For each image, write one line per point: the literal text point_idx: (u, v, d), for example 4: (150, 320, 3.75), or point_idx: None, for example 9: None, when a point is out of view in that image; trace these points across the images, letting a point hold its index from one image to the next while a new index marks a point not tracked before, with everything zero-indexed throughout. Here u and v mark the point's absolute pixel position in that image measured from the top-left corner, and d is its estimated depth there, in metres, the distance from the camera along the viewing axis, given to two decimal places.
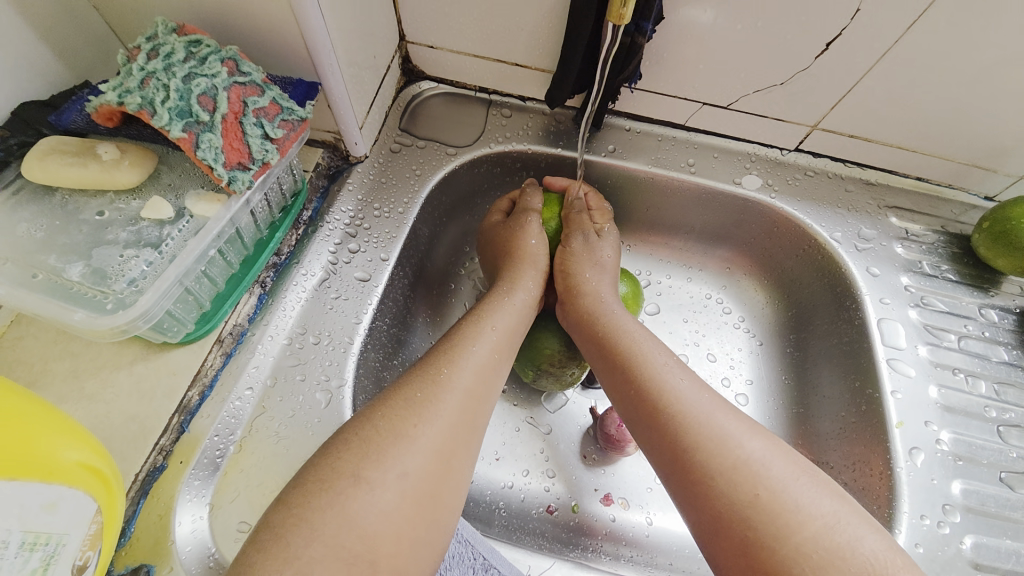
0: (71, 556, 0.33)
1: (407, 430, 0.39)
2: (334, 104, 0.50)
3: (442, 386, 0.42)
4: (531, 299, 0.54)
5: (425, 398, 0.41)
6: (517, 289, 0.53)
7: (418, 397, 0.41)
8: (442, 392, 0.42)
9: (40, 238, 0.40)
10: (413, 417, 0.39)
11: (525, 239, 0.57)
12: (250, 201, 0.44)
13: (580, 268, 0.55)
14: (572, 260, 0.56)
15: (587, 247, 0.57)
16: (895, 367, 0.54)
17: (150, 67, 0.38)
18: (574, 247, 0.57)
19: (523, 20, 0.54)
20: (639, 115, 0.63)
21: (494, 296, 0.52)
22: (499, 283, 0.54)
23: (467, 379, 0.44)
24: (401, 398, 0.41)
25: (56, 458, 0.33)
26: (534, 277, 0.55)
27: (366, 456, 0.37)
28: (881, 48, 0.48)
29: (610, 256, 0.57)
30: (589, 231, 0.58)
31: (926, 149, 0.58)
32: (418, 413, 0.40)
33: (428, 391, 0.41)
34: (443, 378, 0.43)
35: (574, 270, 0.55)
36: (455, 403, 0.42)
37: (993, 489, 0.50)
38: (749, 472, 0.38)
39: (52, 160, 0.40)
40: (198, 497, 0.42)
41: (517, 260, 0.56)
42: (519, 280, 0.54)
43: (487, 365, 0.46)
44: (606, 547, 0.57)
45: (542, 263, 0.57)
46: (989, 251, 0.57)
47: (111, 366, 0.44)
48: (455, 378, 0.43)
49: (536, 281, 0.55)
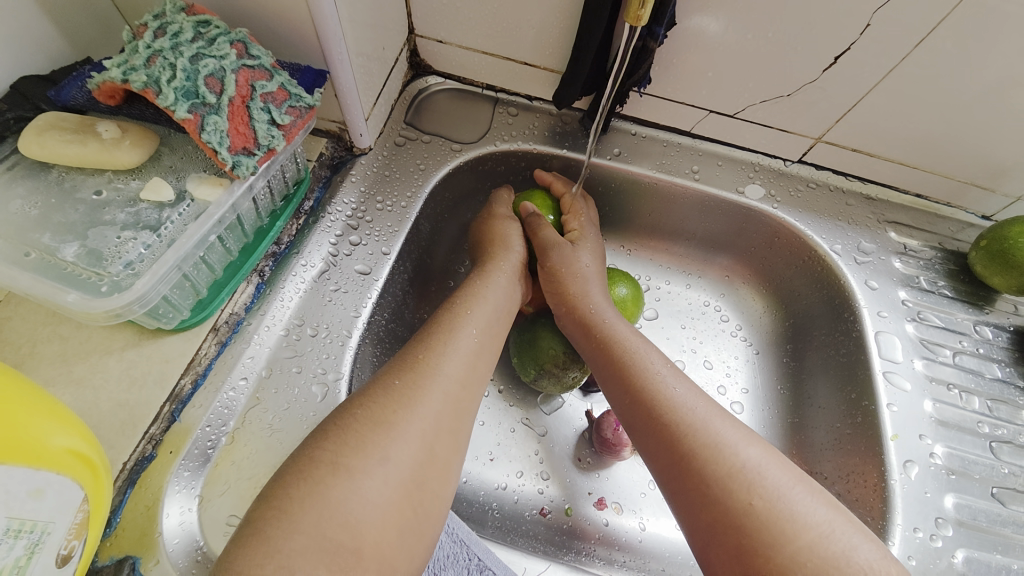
0: (56, 546, 0.32)
1: (388, 417, 0.38)
2: (341, 94, 0.49)
3: (425, 375, 0.41)
4: (508, 279, 0.53)
5: (402, 386, 0.40)
6: (491, 276, 0.53)
7: (395, 385, 0.40)
8: (424, 379, 0.41)
9: (34, 216, 0.38)
10: (393, 404, 0.39)
11: (501, 228, 0.57)
12: (253, 186, 0.44)
13: (563, 286, 0.54)
14: (555, 276, 0.54)
15: (565, 260, 0.54)
16: (891, 381, 0.54)
17: (158, 45, 0.37)
18: (553, 264, 0.54)
19: (534, 19, 0.53)
20: (645, 120, 0.63)
21: (468, 285, 0.52)
22: (473, 273, 0.54)
23: (456, 369, 0.43)
24: (381, 386, 0.40)
25: (45, 444, 0.32)
26: (509, 259, 0.55)
27: (345, 444, 0.36)
28: (889, 64, 0.49)
29: (590, 264, 0.55)
30: (561, 243, 0.55)
31: (928, 166, 0.59)
32: (398, 401, 0.39)
33: (408, 378, 0.41)
34: (424, 366, 0.42)
35: (564, 279, 0.54)
36: (439, 390, 0.41)
37: (984, 504, 0.50)
38: (746, 478, 0.38)
39: (50, 137, 0.39)
40: (187, 488, 0.41)
41: (492, 245, 0.56)
42: (492, 270, 0.53)
43: (474, 353, 0.45)
44: (599, 551, 0.57)
45: (516, 246, 0.56)
46: (986, 269, 0.58)
47: (102, 351, 0.43)
48: (439, 365, 0.42)
49: (509, 268, 0.54)
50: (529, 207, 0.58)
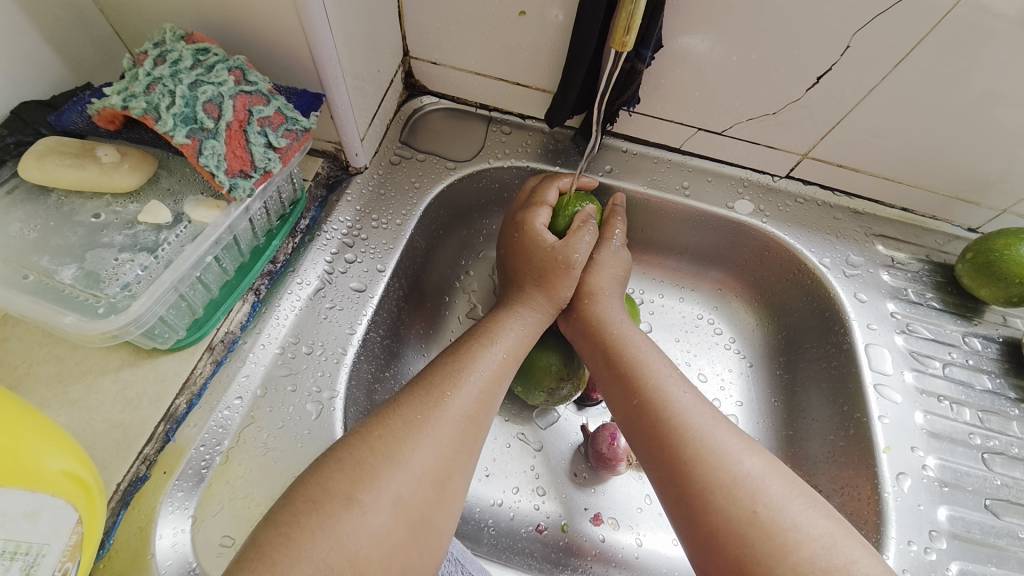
0: (50, 568, 0.32)
1: (403, 454, 0.38)
2: (337, 116, 0.51)
3: (442, 410, 0.41)
4: (542, 317, 0.53)
5: (422, 420, 0.40)
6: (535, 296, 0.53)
7: (415, 419, 0.40)
8: (440, 415, 0.41)
9: (32, 239, 0.39)
10: (408, 440, 0.39)
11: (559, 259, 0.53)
12: (249, 208, 0.44)
13: (600, 279, 0.55)
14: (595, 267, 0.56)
15: (613, 260, 0.57)
16: (882, 394, 0.55)
17: (157, 73, 0.38)
18: (600, 257, 0.56)
19: (526, 42, 0.55)
20: (636, 137, 0.64)
21: (509, 309, 0.53)
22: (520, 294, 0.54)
23: (469, 405, 0.43)
24: (398, 419, 0.40)
25: (41, 466, 0.32)
26: (551, 301, 0.54)
27: (357, 480, 0.36)
28: (870, 83, 0.50)
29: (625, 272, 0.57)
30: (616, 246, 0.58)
31: (912, 180, 0.60)
32: (412, 435, 0.39)
33: (428, 414, 0.41)
34: (443, 402, 0.42)
35: (590, 275, 0.56)
36: (454, 426, 0.41)
37: (979, 516, 0.50)
38: (747, 488, 0.38)
39: (50, 161, 0.40)
40: (181, 509, 0.41)
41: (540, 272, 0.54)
42: (536, 302, 0.53)
43: (486, 389, 0.45)
44: (595, 567, 0.56)
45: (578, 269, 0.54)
46: (973, 281, 0.59)
47: (97, 371, 0.43)
48: (455, 402, 0.42)
49: (545, 313, 0.53)
50: (621, 202, 0.61)
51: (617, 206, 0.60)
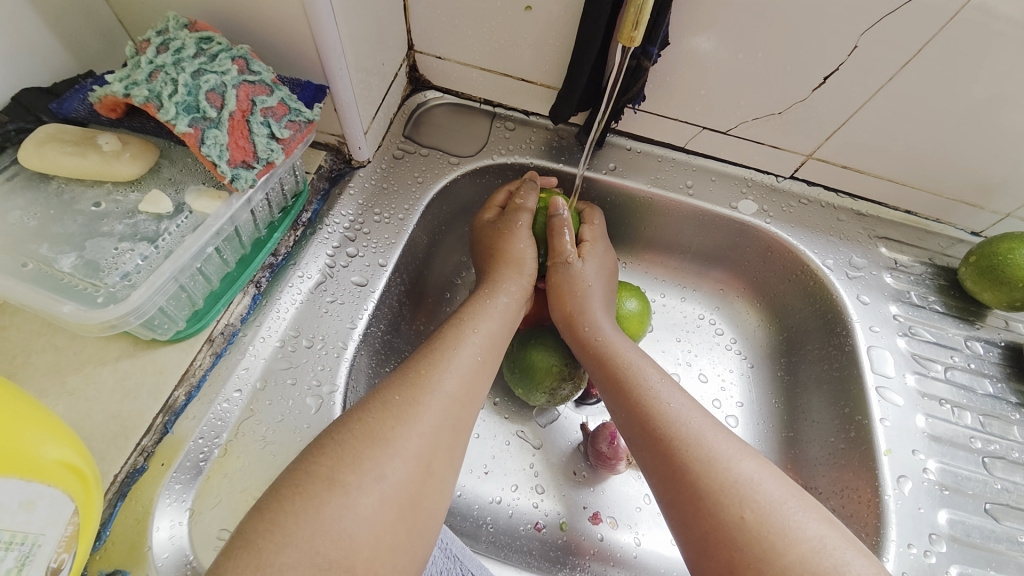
0: (46, 558, 0.31)
1: (386, 433, 0.38)
2: (341, 108, 0.50)
3: (424, 392, 0.41)
4: (514, 302, 0.53)
5: (403, 401, 0.40)
6: (498, 292, 0.52)
7: (395, 401, 0.40)
8: (423, 396, 0.41)
9: (32, 227, 0.39)
10: (391, 420, 0.38)
11: (515, 243, 0.55)
12: (252, 199, 0.44)
13: (563, 295, 0.54)
14: (558, 286, 0.55)
15: (569, 278, 0.54)
16: (884, 396, 0.55)
17: (160, 61, 0.38)
18: (558, 281, 0.55)
19: (531, 38, 0.54)
20: (640, 135, 0.64)
21: (477, 299, 0.51)
22: (481, 289, 0.53)
23: (453, 385, 0.43)
24: (380, 399, 0.40)
25: (38, 455, 0.32)
26: (518, 282, 0.54)
27: (341, 459, 0.36)
28: (877, 84, 0.50)
29: (596, 278, 0.55)
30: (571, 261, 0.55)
31: (917, 183, 0.60)
32: (397, 417, 0.39)
33: (409, 395, 0.40)
34: (424, 382, 0.42)
35: (564, 295, 0.54)
36: (439, 407, 0.41)
37: (978, 520, 0.50)
38: (737, 493, 0.37)
39: (50, 148, 0.39)
40: (177, 502, 0.41)
41: (501, 262, 0.54)
42: (503, 285, 0.53)
43: (472, 370, 0.45)
44: (594, 566, 0.56)
45: (527, 270, 0.55)
46: (976, 285, 0.58)
47: (96, 362, 0.43)
48: (439, 382, 0.42)
49: (516, 285, 0.54)
50: (561, 208, 0.55)
51: (560, 215, 0.55)
